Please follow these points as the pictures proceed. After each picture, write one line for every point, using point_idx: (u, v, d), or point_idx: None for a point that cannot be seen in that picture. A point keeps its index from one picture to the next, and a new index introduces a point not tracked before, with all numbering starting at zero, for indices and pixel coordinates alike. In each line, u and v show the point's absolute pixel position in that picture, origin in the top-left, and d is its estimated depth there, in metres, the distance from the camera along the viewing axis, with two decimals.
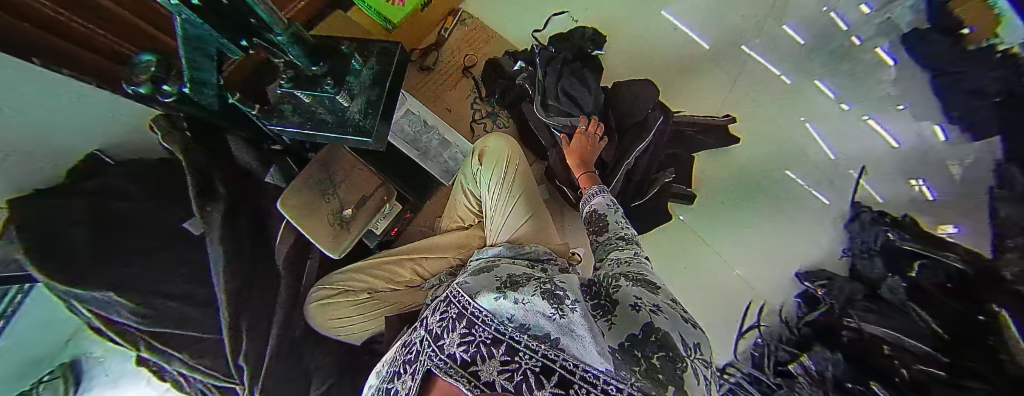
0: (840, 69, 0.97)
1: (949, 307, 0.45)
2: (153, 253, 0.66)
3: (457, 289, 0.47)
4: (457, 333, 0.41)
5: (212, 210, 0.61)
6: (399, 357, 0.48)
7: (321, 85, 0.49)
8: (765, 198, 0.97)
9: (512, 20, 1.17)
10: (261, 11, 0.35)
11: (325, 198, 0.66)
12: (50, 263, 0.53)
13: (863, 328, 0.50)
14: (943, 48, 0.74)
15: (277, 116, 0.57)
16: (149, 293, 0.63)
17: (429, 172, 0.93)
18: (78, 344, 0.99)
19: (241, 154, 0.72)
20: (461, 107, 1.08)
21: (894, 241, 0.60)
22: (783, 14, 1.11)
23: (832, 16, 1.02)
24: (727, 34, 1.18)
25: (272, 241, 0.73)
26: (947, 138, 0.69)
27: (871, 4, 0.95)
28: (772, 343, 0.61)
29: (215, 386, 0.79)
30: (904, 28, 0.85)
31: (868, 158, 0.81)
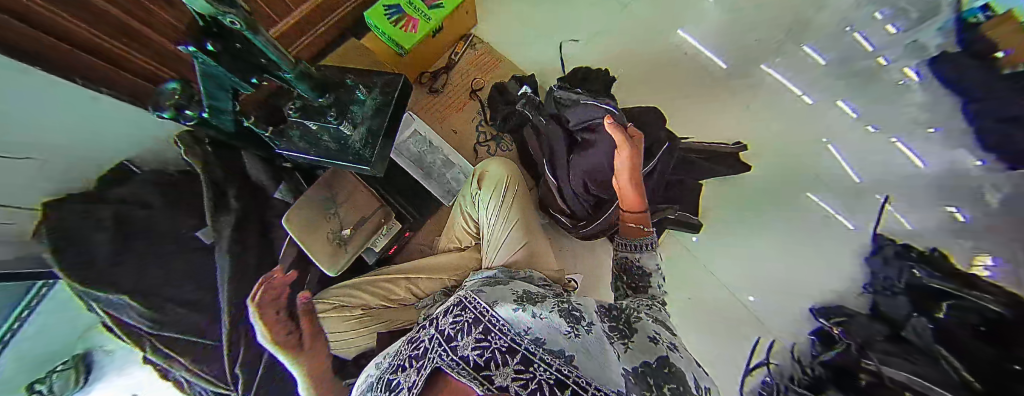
0: (863, 91, 0.90)
1: (985, 356, 0.32)
2: (165, 259, 0.70)
3: (473, 296, 0.46)
4: (472, 337, 0.39)
5: (222, 220, 0.68)
6: (403, 350, 0.44)
7: (325, 115, 0.53)
8: (772, 228, 0.91)
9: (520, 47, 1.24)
10: (272, 54, 0.38)
11: (327, 215, 0.69)
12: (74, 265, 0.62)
13: (881, 371, 0.36)
14: (976, 73, 0.70)
15: (287, 140, 0.61)
16: (158, 297, 0.68)
17: (431, 191, 0.96)
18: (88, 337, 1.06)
19: (253, 170, 0.76)
20: (467, 128, 1.11)
21: (920, 278, 0.48)
22: (802, 37, 1.06)
23: (855, 36, 0.97)
24: (744, 55, 1.13)
25: (276, 253, 0.76)
26: (982, 163, 0.63)
27: (898, 24, 0.91)
28: (781, 383, 0.48)
29: (212, 391, 0.81)
30: (933, 51, 0.81)
31: (896, 185, 0.72)
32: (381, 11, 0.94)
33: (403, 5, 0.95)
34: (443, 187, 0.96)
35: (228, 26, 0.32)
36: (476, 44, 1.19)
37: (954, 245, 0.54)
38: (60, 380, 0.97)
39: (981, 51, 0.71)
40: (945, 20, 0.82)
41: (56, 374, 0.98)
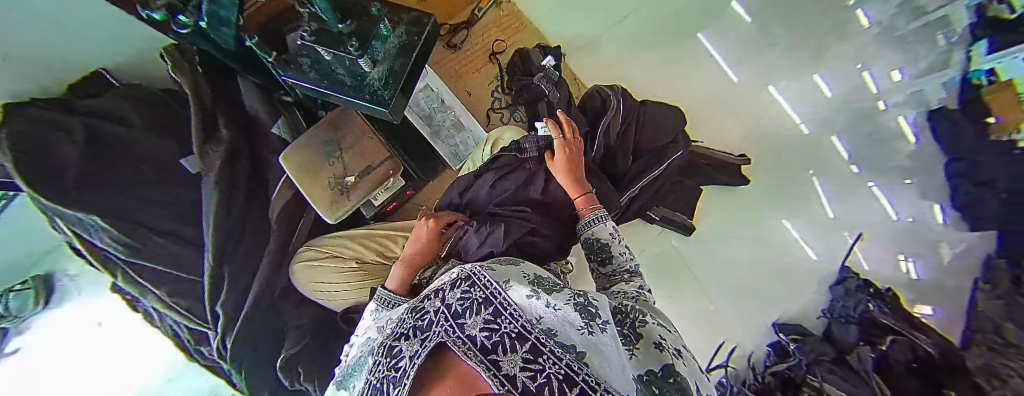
0: (862, 131, 0.80)
1: (911, 388, 0.49)
2: (143, 185, 0.64)
3: (485, 274, 0.42)
4: (482, 317, 0.35)
5: (210, 152, 0.61)
6: (405, 318, 0.39)
7: (346, 45, 0.48)
8: (745, 237, 1.02)
9: (546, 16, 1.19)
10: None
11: (328, 159, 0.64)
12: (41, 182, 0.53)
13: (825, 390, 0.56)
14: (967, 135, 0.57)
15: (292, 67, 0.54)
16: (138, 224, 0.63)
17: (439, 153, 0.91)
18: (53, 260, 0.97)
19: (250, 98, 0.69)
20: (483, 92, 1.05)
21: (875, 314, 0.62)
22: (819, 64, 0.91)
23: (865, 76, 0.79)
24: (757, 67, 1.09)
25: (269, 195, 0.70)
26: (945, 221, 0.62)
27: (907, 70, 0.71)
28: (737, 387, 0.72)
29: (186, 329, 0.78)
30: (932, 105, 0.64)
31: (866, 225, 0.77)
32: None
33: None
34: (445, 151, 0.91)
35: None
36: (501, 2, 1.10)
37: (906, 290, 0.66)
38: (18, 300, 0.90)
39: (976, 114, 0.56)
40: (954, 76, 0.62)
41: (15, 293, 0.89)
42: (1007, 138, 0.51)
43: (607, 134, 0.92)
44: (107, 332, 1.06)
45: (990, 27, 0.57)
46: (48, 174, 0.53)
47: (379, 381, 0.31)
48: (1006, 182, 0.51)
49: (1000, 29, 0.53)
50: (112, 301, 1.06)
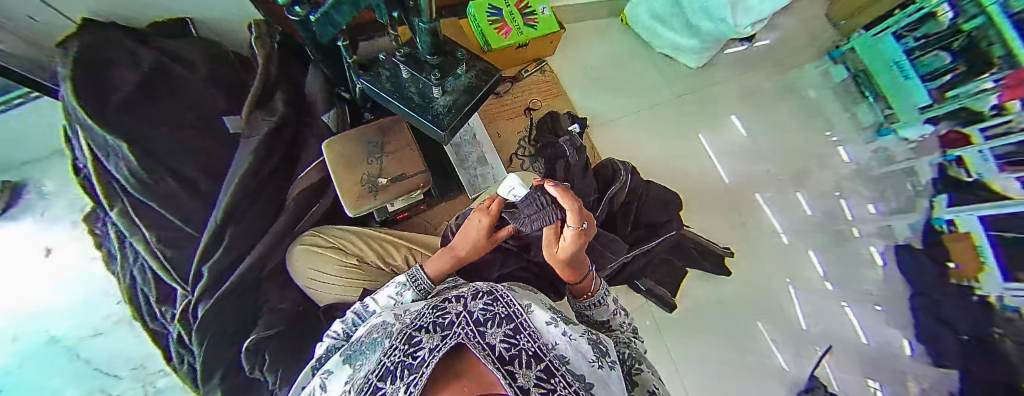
0: (834, 250, 1.18)
1: None
2: (182, 128, 0.67)
3: (509, 294, 0.45)
4: (503, 330, 0.38)
5: (259, 117, 0.68)
6: (425, 315, 0.41)
7: (428, 72, 0.59)
8: (723, 326, 1.13)
9: (580, 88, 1.34)
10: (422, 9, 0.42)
11: (369, 158, 0.68)
12: (88, 95, 0.59)
13: None
14: (932, 273, 1.02)
15: (372, 75, 0.64)
16: (159, 162, 0.64)
17: (458, 180, 0.97)
18: (27, 170, 0.99)
19: (313, 83, 0.76)
20: (510, 137, 1.15)
21: None
22: (802, 183, 1.26)
23: (842, 201, 1.23)
24: (747, 180, 1.27)
25: (294, 175, 0.74)
26: (912, 354, 1.04)
27: (879, 206, 1.21)
28: None
29: (155, 285, 0.71)
30: (901, 238, 1.15)
31: (834, 343, 1.08)
32: (485, 10, 1.02)
33: (505, 11, 1.02)
34: (467, 179, 0.97)
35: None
36: (546, 70, 1.27)
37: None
38: None
39: (938, 256, 1.03)
40: (918, 219, 1.14)
41: None
42: (967, 281, 0.95)
43: (613, 201, 0.96)
44: (51, 265, 0.96)
45: (947, 187, 1.09)
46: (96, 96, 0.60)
47: (393, 365, 0.32)
48: (965, 328, 0.92)
49: (960, 185, 1.04)
50: (70, 227, 0.99)
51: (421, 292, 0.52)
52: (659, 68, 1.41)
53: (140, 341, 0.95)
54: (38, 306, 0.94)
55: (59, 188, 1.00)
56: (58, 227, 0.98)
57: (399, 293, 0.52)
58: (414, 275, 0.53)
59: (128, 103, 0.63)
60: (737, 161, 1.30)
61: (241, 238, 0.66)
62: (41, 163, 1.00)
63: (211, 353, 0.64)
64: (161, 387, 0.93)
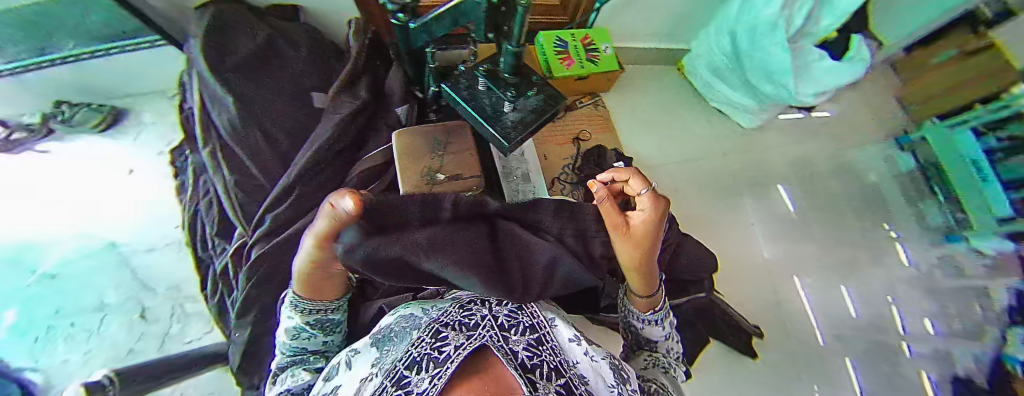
0: (871, 359, 1.12)
1: None
2: (278, 95, 0.76)
3: (534, 306, 0.47)
4: (525, 339, 0.39)
5: (342, 98, 0.77)
6: (453, 311, 0.43)
7: (505, 89, 0.65)
8: None
9: (631, 128, 1.36)
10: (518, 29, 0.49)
11: (432, 153, 0.74)
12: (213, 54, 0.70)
13: None
14: None
15: (452, 82, 0.70)
16: (253, 117, 0.72)
17: (502, 190, 0.99)
18: (130, 101, 1.14)
19: (393, 79, 0.84)
20: (556, 161, 1.17)
21: None
22: (848, 274, 1.22)
23: (893, 308, 1.16)
24: (789, 259, 1.23)
25: (361, 156, 0.79)
26: None
27: (937, 327, 1.11)
28: None
29: (217, 222, 0.78)
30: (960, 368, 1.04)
31: None
32: (553, 40, 1.08)
33: (570, 45, 1.08)
34: (508, 190, 0.99)
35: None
36: (598, 103, 1.31)
37: None
38: (89, 113, 1.07)
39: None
40: (986, 352, 1.00)
41: (91, 109, 1.07)
42: None
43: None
44: (130, 184, 1.08)
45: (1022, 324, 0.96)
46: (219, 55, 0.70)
47: (421, 355, 0.35)
48: None
49: None
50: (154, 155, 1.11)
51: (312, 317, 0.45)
52: (710, 121, 1.41)
53: (186, 266, 1.02)
54: (108, 215, 1.04)
55: (150, 121, 1.14)
56: (144, 151, 1.11)
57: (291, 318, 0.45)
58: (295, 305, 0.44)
59: (243, 65, 0.73)
60: (778, 236, 1.27)
61: (305, 199, 0.72)
62: (141, 97, 1.15)
63: (253, 296, 0.68)
64: (188, 314, 0.98)
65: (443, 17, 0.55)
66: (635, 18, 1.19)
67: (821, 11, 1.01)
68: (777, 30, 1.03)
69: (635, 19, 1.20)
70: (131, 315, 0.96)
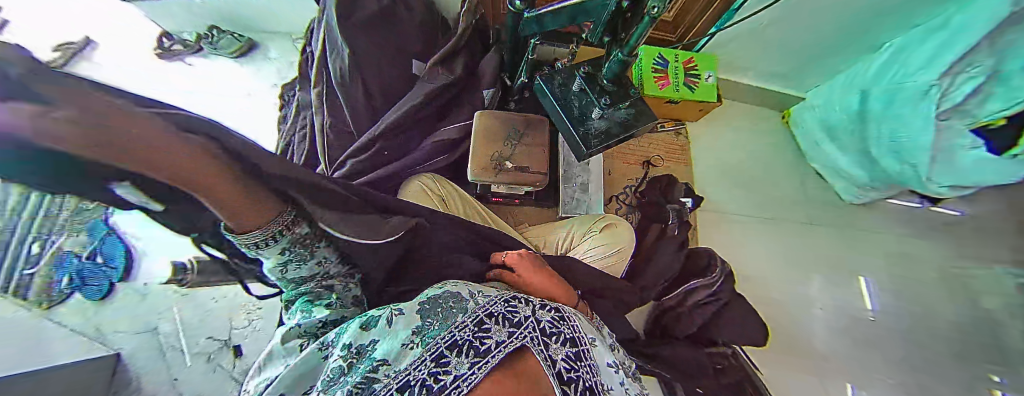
0: None
1: None
2: (385, 56, 0.82)
3: (575, 318, 0.44)
4: (566, 351, 0.38)
5: (438, 71, 0.82)
6: (498, 299, 0.43)
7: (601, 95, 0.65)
8: None
9: (709, 166, 1.25)
10: (639, 34, 0.49)
11: (507, 142, 0.76)
12: (344, 8, 0.77)
13: None
14: None
15: (548, 75, 0.70)
16: (360, 70, 0.79)
17: (560, 193, 0.97)
18: (263, 38, 1.32)
19: (488, 63, 0.87)
20: (619, 179, 1.13)
21: None
22: None
23: None
24: (854, 364, 1.06)
25: (440, 128, 0.83)
26: None
27: None
28: None
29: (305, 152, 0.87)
30: None
31: None
32: (653, 57, 1.02)
33: (670, 65, 1.02)
34: (564, 196, 0.96)
35: (649, 5, 0.43)
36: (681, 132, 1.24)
37: None
38: (232, 40, 1.25)
39: None
40: None
41: (236, 36, 1.25)
42: None
43: (686, 295, 0.86)
44: (245, 104, 1.23)
45: None
46: (348, 10, 0.78)
47: (464, 341, 0.36)
48: None
49: None
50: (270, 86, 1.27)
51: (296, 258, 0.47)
52: (802, 181, 1.26)
53: None
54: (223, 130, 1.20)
55: (275, 58, 1.30)
56: (264, 81, 1.27)
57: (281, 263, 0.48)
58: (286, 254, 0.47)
59: (367, 21, 0.80)
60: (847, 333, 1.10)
61: (383, 154, 0.77)
62: (273, 36, 1.32)
63: None
64: None
65: (559, 14, 0.54)
66: (749, 51, 1.10)
67: (998, 82, 0.77)
68: (926, 97, 0.87)
69: (749, 52, 1.11)
70: None
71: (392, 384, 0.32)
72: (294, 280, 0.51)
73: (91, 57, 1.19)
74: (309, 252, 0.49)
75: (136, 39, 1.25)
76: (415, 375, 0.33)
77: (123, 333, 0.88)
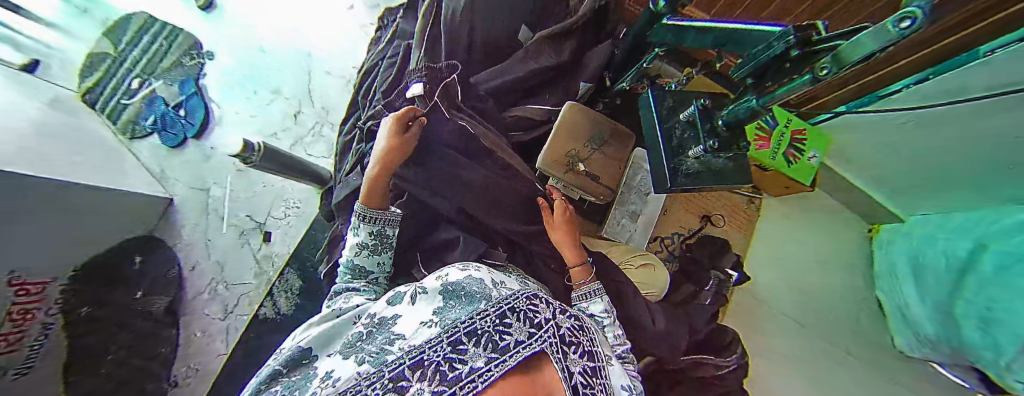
0: None
1: None
2: (496, 14, 0.79)
3: (587, 322, 0.43)
4: (582, 362, 0.37)
5: (543, 50, 0.80)
6: (519, 295, 0.40)
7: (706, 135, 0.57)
8: None
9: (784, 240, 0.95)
10: (784, 90, 0.42)
11: (587, 145, 0.74)
12: None
13: None
14: None
15: (660, 94, 0.65)
16: (468, 21, 0.77)
17: (613, 215, 0.90)
18: None
19: (594, 58, 0.82)
20: (670, 223, 1.01)
21: None
22: None
23: None
24: None
25: (528, 103, 0.82)
26: None
27: None
28: None
29: (387, 79, 0.87)
30: None
31: None
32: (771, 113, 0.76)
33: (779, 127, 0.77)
34: (611, 218, 0.90)
35: (819, 63, 0.35)
36: (756, 200, 1.02)
37: None
38: None
39: None
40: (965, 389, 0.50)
41: None
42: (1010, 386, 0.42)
43: (690, 366, 0.78)
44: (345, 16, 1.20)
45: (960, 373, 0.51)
46: None
47: (478, 331, 0.34)
48: None
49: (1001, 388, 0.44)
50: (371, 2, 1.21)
51: (365, 247, 0.62)
52: None
53: (340, 97, 1.14)
54: (320, 35, 1.19)
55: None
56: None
57: (355, 249, 0.62)
58: (360, 249, 0.61)
59: None
60: None
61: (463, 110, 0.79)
62: None
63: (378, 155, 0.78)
64: (322, 135, 1.11)
65: (714, 32, 0.49)
66: None
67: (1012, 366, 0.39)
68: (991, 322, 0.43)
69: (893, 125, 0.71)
70: (288, 109, 1.12)
71: (406, 361, 0.32)
72: (354, 270, 0.61)
73: None
74: (381, 250, 0.63)
75: None
76: (430, 355, 0.32)
77: (178, 182, 1.03)
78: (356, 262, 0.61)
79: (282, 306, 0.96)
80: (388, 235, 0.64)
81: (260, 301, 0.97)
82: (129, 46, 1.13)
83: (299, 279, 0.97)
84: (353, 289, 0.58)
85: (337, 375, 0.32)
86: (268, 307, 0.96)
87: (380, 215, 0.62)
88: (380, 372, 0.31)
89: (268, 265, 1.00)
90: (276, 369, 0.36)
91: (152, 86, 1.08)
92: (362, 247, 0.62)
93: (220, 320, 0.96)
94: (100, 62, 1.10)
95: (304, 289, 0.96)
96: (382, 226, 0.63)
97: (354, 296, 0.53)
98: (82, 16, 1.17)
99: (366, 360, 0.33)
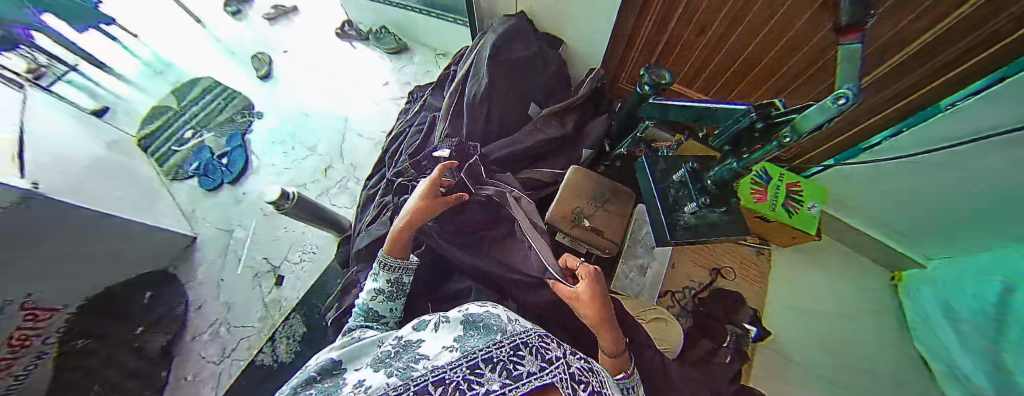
0: None
1: None
2: (512, 93, 0.95)
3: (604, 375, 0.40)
4: None
5: (551, 121, 0.93)
6: (534, 334, 0.41)
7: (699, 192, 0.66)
8: None
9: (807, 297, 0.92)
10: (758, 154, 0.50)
11: (591, 202, 0.82)
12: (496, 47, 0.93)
13: None
14: None
15: (655, 158, 0.75)
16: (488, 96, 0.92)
17: (620, 269, 0.92)
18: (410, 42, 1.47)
19: (595, 130, 0.95)
20: (680, 274, 0.94)
21: None
22: None
23: None
24: None
25: (537, 166, 0.92)
26: None
27: None
28: None
29: (415, 142, 1.00)
30: None
31: None
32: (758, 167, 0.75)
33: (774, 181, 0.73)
34: (619, 272, 0.91)
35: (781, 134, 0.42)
36: (766, 251, 0.97)
37: None
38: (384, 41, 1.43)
39: None
40: None
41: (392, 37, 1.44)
42: None
43: None
44: (380, 89, 1.40)
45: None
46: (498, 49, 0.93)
47: (496, 358, 0.36)
48: None
49: None
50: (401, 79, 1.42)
51: (380, 291, 0.64)
52: None
53: (366, 154, 1.27)
54: (358, 103, 1.37)
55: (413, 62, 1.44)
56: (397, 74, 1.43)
57: (372, 291, 0.64)
58: (375, 293, 0.64)
59: (509, 63, 0.94)
60: None
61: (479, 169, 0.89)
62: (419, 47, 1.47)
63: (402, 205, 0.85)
64: (347, 187, 1.20)
65: (690, 110, 0.60)
66: None
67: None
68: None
69: (873, 191, 0.78)
70: (320, 164, 1.24)
71: (429, 377, 0.33)
72: (369, 313, 0.63)
73: (292, 21, 1.55)
74: (396, 297, 0.65)
75: (329, 13, 1.56)
76: (451, 375, 0.34)
77: (206, 223, 1.10)
78: (371, 306, 0.63)
79: (281, 353, 0.92)
80: (403, 280, 0.67)
81: (259, 347, 0.93)
82: (190, 103, 1.30)
83: (303, 325, 0.95)
84: (367, 325, 0.60)
85: (368, 383, 0.34)
86: (266, 353, 0.92)
87: (400, 264, 0.65)
88: (405, 384, 0.33)
89: (275, 309, 0.99)
90: (311, 375, 0.38)
91: (202, 138, 1.23)
92: (378, 290, 0.64)
93: (214, 365, 0.92)
94: (162, 114, 1.27)
95: (307, 336, 0.93)
96: (399, 272, 0.66)
97: (368, 330, 0.56)
98: (155, 77, 1.39)
99: (394, 374, 0.35)
